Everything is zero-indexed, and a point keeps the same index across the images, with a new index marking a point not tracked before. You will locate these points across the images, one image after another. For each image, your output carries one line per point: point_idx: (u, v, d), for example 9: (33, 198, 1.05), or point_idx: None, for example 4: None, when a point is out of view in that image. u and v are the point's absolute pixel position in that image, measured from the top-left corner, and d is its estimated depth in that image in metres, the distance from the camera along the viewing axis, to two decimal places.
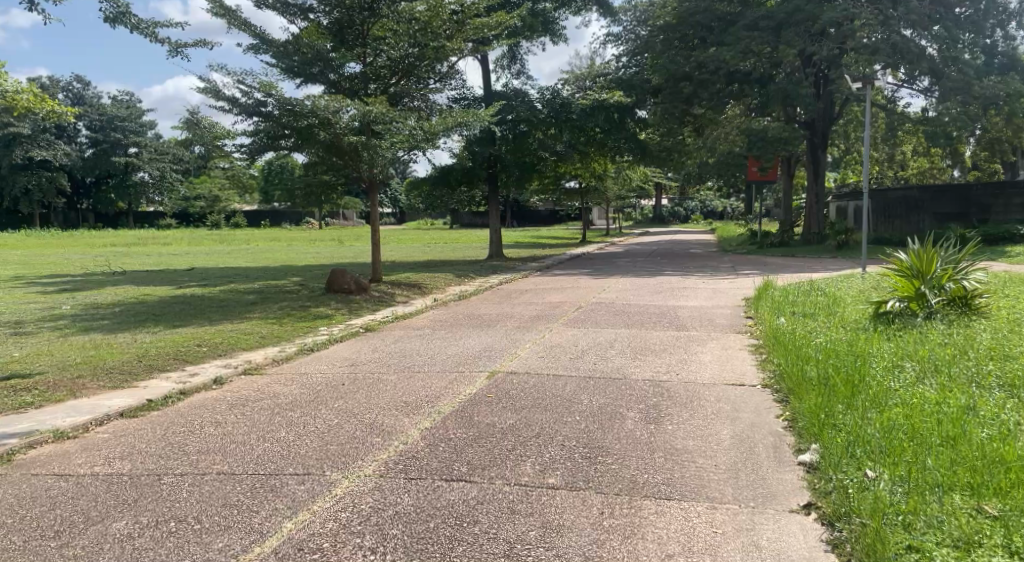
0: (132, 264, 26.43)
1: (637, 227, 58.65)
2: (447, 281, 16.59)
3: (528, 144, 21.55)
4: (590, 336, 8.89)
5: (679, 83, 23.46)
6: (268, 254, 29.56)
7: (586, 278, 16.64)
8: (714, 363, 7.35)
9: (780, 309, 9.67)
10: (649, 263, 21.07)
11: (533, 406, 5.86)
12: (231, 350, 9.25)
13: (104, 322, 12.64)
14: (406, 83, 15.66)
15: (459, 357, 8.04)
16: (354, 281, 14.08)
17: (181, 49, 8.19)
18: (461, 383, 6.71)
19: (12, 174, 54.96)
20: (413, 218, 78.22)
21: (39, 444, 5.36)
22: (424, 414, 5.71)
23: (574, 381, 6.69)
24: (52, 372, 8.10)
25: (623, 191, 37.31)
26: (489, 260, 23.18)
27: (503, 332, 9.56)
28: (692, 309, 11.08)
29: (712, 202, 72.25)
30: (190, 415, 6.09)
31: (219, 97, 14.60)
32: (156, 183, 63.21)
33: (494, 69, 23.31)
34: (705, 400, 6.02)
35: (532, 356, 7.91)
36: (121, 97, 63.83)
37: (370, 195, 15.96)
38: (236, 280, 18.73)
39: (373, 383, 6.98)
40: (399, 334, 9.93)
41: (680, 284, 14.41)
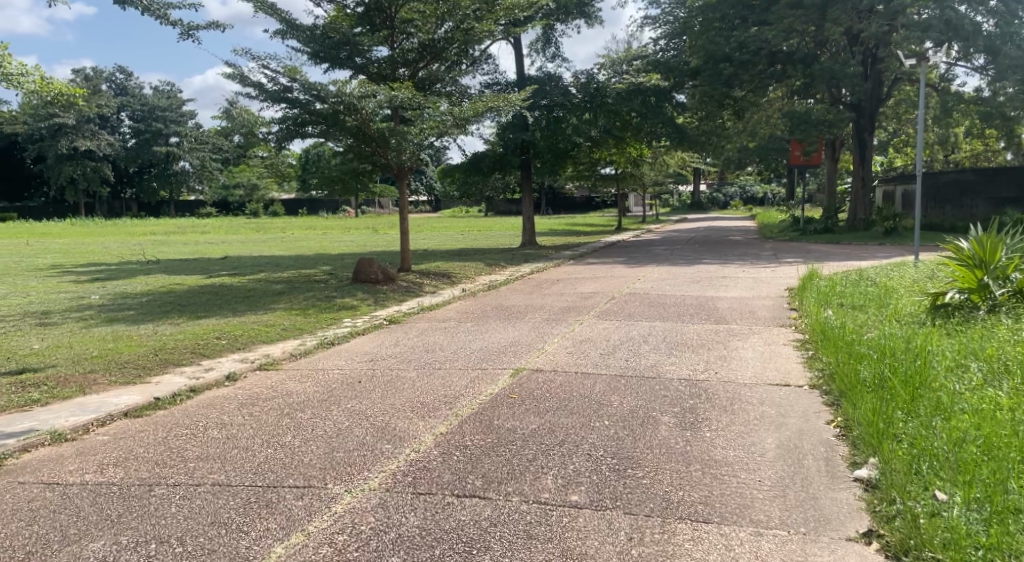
0: (168, 253, 26.53)
1: (675, 213, 57.56)
2: (477, 270, 16.16)
3: (563, 130, 20.92)
4: (623, 331, 8.39)
5: (719, 65, 22.31)
6: (302, 242, 29.44)
7: (620, 267, 16.12)
8: (756, 360, 6.81)
9: (826, 301, 9.04)
10: (687, 250, 20.42)
11: (559, 409, 5.41)
12: (251, 343, 8.95)
13: (128, 313, 12.48)
14: (437, 67, 15.21)
15: (483, 352, 7.60)
16: (382, 271, 13.75)
17: (193, 31, 7.84)
18: (483, 382, 6.28)
19: (58, 164, 56.10)
20: (448, 206, 77.87)
21: (34, 447, 5.07)
22: (441, 417, 5.30)
23: (603, 380, 6.23)
24: (65, 365, 7.86)
25: (660, 177, 36.51)
26: (521, 247, 22.73)
27: (532, 325, 9.11)
28: (732, 300, 10.52)
29: (753, 188, 70.60)
30: (197, 415, 5.76)
31: (247, 84, 14.33)
32: (197, 172, 63.65)
33: (529, 53, 22.80)
34: (747, 403, 5.50)
35: (560, 352, 7.45)
36: (162, 87, 64.59)
37: (399, 183, 15.54)
38: (267, 269, 18.50)
39: (391, 381, 6.58)
40: (424, 327, 9.54)
41: (719, 274, 13.79)
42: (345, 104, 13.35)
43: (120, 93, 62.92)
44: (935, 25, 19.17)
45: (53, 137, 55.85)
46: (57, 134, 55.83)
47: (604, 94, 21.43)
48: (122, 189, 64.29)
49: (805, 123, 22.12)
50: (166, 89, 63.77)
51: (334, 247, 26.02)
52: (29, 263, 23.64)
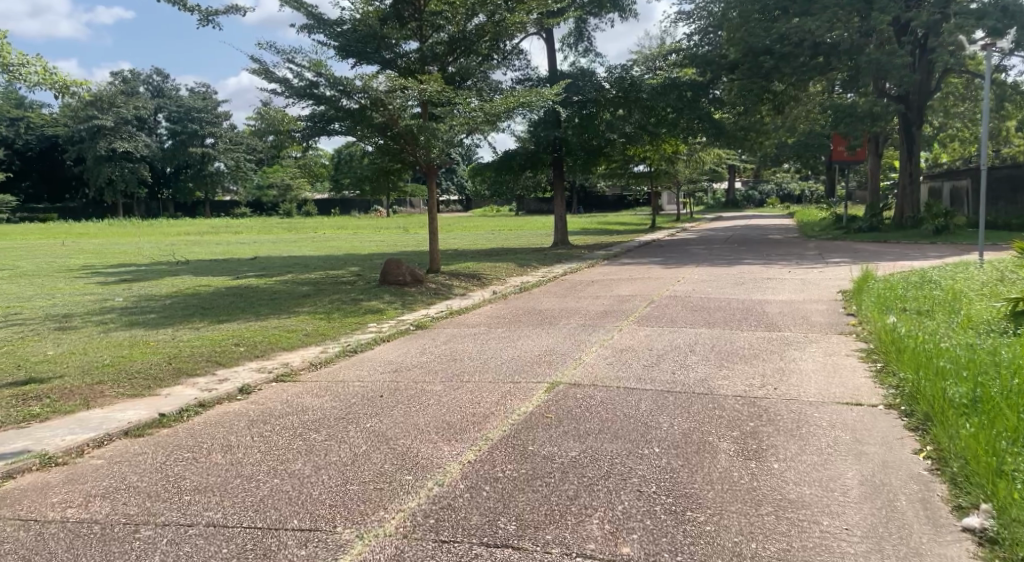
0: (198, 254, 26.33)
1: (709, 212, 56.53)
2: (509, 271, 15.63)
3: (596, 126, 20.40)
4: (666, 339, 7.74)
5: (759, 58, 21.50)
6: (332, 241, 29.17)
7: (657, 267, 15.44)
8: (819, 374, 6.11)
9: (889, 306, 8.27)
10: (727, 250, 19.67)
11: (601, 432, 4.79)
12: (270, 351, 8.44)
13: (150, 316, 12.11)
14: (467, 60, 14.63)
15: (515, 363, 6.99)
16: (410, 273, 13.23)
17: (213, 17, 7.37)
18: (515, 398, 5.68)
19: (98, 165, 56.74)
20: (479, 205, 77.64)
21: (22, 472, 4.60)
22: (469, 441, 4.72)
23: (648, 397, 5.59)
24: (73, 376, 7.42)
25: (695, 175, 35.68)
26: (553, 247, 22.13)
27: (567, 332, 8.50)
28: (782, 303, 9.81)
29: (788, 186, 69.25)
30: (203, 435, 5.25)
31: (273, 80, 13.90)
32: (231, 172, 63.88)
33: (561, 48, 22.18)
34: (816, 426, 4.82)
35: (599, 363, 6.81)
36: (199, 89, 65.06)
37: (428, 180, 14.92)
38: (295, 270, 18.14)
39: (415, 396, 6.01)
40: (452, 333, 8.96)
41: (763, 275, 13.05)
42: (373, 99, 12.85)
43: (157, 95, 63.37)
44: (990, 13, 18.33)
45: (93, 139, 56.54)
46: (97, 136, 56.46)
47: (640, 88, 20.70)
48: (158, 190, 64.96)
49: (850, 117, 21.14)
50: (202, 91, 64.18)
51: (364, 247, 25.63)
52: (61, 265, 23.53)
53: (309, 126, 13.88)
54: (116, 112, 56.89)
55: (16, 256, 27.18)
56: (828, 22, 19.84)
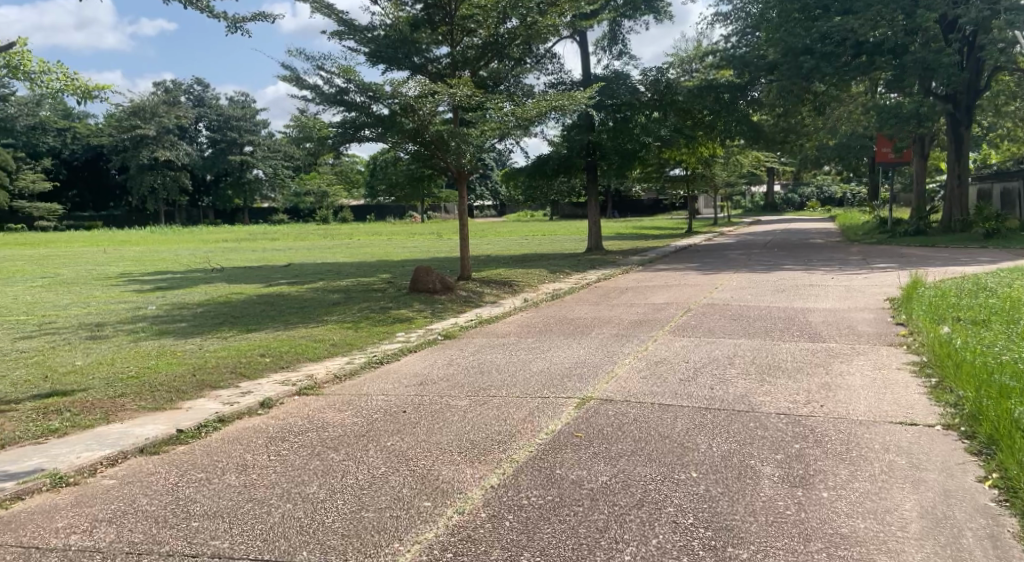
0: (235, 261, 26.52)
1: (748, 216, 55.56)
2: (541, 277, 15.35)
3: (630, 129, 19.91)
4: (704, 350, 7.39)
5: (798, 57, 20.54)
6: (366, 248, 29.21)
7: (694, 272, 15.05)
8: (868, 391, 5.72)
9: (941, 316, 7.82)
10: (766, 254, 19.14)
11: (633, 454, 4.48)
12: (295, 362, 8.27)
13: (181, 325, 12.05)
14: (498, 64, 14.40)
15: (545, 376, 6.70)
16: (439, 280, 13.00)
17: (240, 25, 7.23)
18: (543, 415, 5.40)
19: (141, 173, 57.80)
20: (514, 210, 77.53)
21: (31, 493, 4.44)
22: (493, 463, 4.45)
23: (685, 415, 5.27)
24: (97, 388, 7.31)
25: (732, 178, 35.06)
26: (587, 252, 21.79)
27: (600, 342, 8.20)
28: (825, 312, 9.37)
29: (829, 188, 67.88)
30: (220, 454, 5.06)
31: (303, 87, 13.82)
32: (269, 180, 64.64)
33: (594, 51, 21.87)
34: (869, 449, 4.45)
35: (632, 376, 6.48)
36: (238, 97, 65.91)
37: (459, 186, 14.68)
38: (329, 277, 18.07)
39: (438, 412, 5.76)
40: (481, 343, 8.72)
41: (805, 281, 12.60)
42: (403, 105, 12.66)
43: (198, 104, 64.29)
44: None
45: (136, 148, 57.65)
46: (139, 145, 57.85)
47: (675, 91, 20.52)
48: (199, 197, 66.01)
49: (895, 118, 20.46)
50: (242, 100, 64.93)
51: (398, 254, 25.58)
52: (100, 272, 23.82)
53: (338, 133, 13.51)
54: (159, 121, 57.93)
55: (58, 263, 27.66)
56: (871, 21, 19.34)
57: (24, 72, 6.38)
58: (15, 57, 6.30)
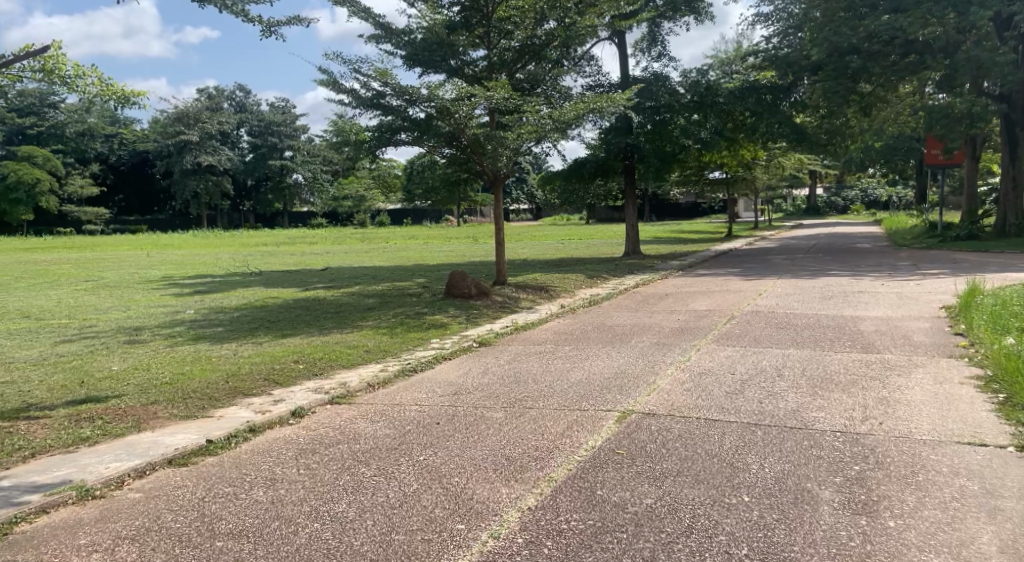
0: (273, 265, 26.67)
1: (790, 220, 54.48)
2: (579, 282, 15.09)
3: (670, 132, 19.59)
4: (750, 360, 7.08)
5: (844, 58, 20.26)
6: (402, 252, 29.19)
7: (737, 278, 14.67)
8: (930, 407, 5.36)
9: (1005, 327, 7.41)
10: (811, 260, 18.60)
11: (680, 474, 4.22)
12: (328, 369, 8.12)
13: (217, 330, 12.04)
14: (536, 66, 14.19)
15: (583, 388, 6.43)
16: (475, 285, 12.81)
17: (274, 28, 7.10)
18: (582, 430, 5.15)
19: (184, 178, 58.79)
20: (550, 214, 77.24)
21: (57, 507, 4.33)
22: (531, 482, 4.22)
23: (733, 431, 4.98)
24: (130, 395, 7.25)
25: (774, 181, 34.35)
26: (625, 257, 21.47)
27: (640, 351, 7.93)
28: (877, 320, 8.97)
29: (874, 190, 66.28)
30: (248, 466, 4.91)
31: (340, 91, 13.74)
32: (308, 185, 65.19)
33: (633, 52, 21.54)
34: (937, 472, 4.13)
35: (675, 389, 6.20)
36: (278, 103, 66.67)
37: (495, 190, 14.47)
38: (364, 281, 18.01)
39: (473, 424, 5.55)
40: (517, 351, 8.48)
41: (854, 287, 12.16)
42: (440, 108, 12.50)
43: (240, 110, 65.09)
44: None
45: (179, 153, 58.69)
46: (183, 151, 58.92)
47: (716, 93, 20.12)
48: (240, 202, 66.93)
49: (946, 118, 19.77)
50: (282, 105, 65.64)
51: (434, 258, 25.47)
52: (141, 276, 24.08)
53: (375, 137, 13.39)
54: (201, 127, 58.87)
55: (103, 266, 28.10)
56: (921, 19, 18.35)
57: (58, 75, 6.21)
58: (49, 61, 6.13)
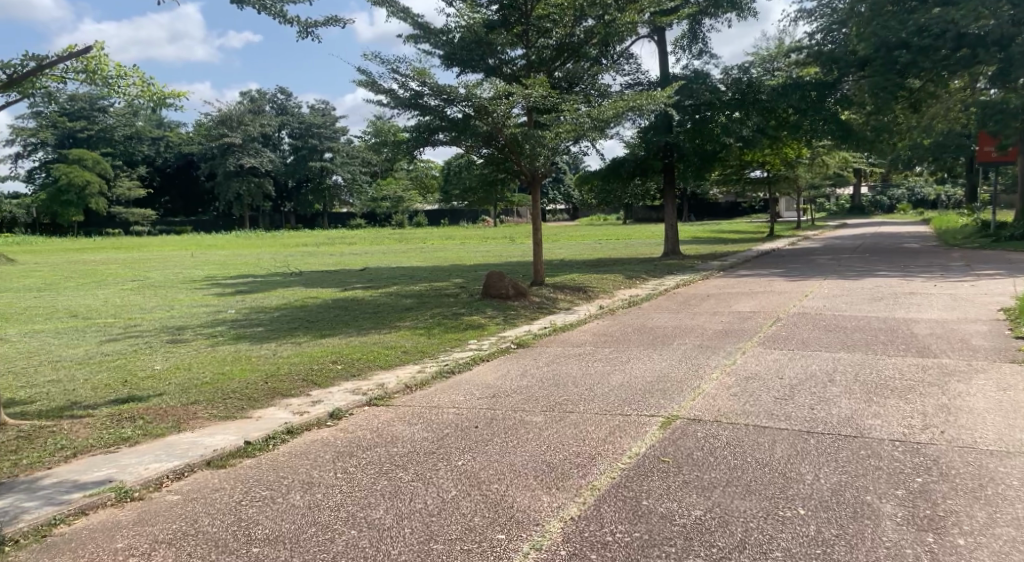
0: (312, 264, 26.96)
1: (834, 219, 53.34)
2: (617, 283, 14.90)
3: (711, 130, 19.32)
4: (798, 364, 6.87)
5: (893, 52, 19.51)
6: (439, 252, 29.20)
7: (780, 279, 14.34)
8: (994, 415, 5.11)
9: None
10: (857, 260, 18.13)
11: (731, 486, 4.11)
12: (366, 370, 8.08)
13: (258, 330, 12.12)
14: (575, 64, 14.06)
15: (625, 392, 6.27)
16: (513, 286, 12.71)
17: (312, 29, 7.08)
18: (625, 436, 5.00)
19: (227, 180, 59.80)
20: (587, 214, 76.89)
21: (95, 509, 4.31)
22: (574, 490, 4.11)
23: (785, 439, 4.85)
24: (170, 395, 7.27)
25: (817, 179, 33.66)
26: (665, 257, 21.19)
27: (682, 353, 7.74)
28: (931, 323, 8.65)
29: (921, 189, 64.69)
30: (286, 469, 4.85)
31: (378, 92, 13.73)
32: (348, 186, 65.72)
33: (673, 50, 21.26)
34: (1006, 486, 3.94)
35: (721, 394, 6.01)
36: (319, 105, 67.34)
37: (533, 190, 14.33)
38: (402, 282, 18.04)
39: (513, 428, 5.43)
40: (556, 353, 8.35)
41: (904, 288, 11.78)
42: (478, 107, 12.41)
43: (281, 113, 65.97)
44: None
45: (223, 155, 59.86)
46: (226, 153, 60.00)
47: (758, 90, 19.86)
48: (281, 203, 67.80)
49: (1000, 114, 19.11)
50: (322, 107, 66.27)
51: (472, 258, 25.44)
52: (184, 276, 24.44)
53: (413, 137, 13.35)
54: (244, 130, 59.78)
55: (147, 267, 28.61)
56: (974, 11, 17.90)
57: (100, 76, 6.25)
58: (92, 61, 6.18)
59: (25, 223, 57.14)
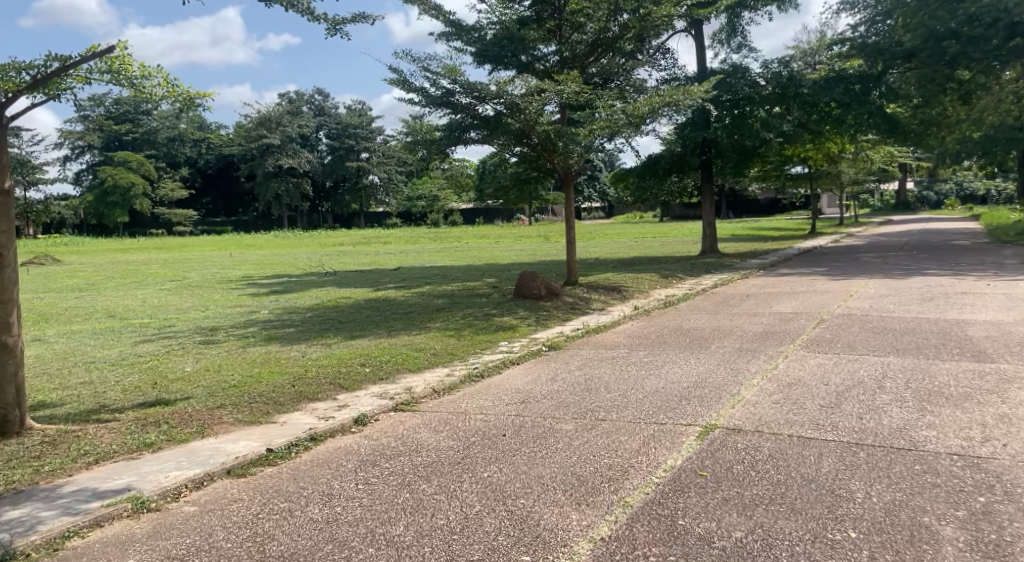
0: (348, 264, 27.04)
1: (878, 215, 52.01)
2: (653, 282, 14.59)
3: (750, 125, 18.88)
4: (845, 370, 6.54)
5: (941, 42, 18.74)
6: (474, 251, 29.02)
7: (824, 278, 13.88)
8: None
9: None
10: (905, 258, 17.52)
11: (775, 504, 3.86)
12: (395, 373, 7.92)
13: (289, 330, 12.05)
14: (609, 58, 13.80)
15: (660, 398, 5.99)
16: (545, 286, 12.46)
17: (340, 26, 6.93)
18: (660, 448, 4.74)
19: (266, 180, 60.62)
20: (623, 212, 76.22)
21: (110, 521, 4.17)
22: (605, 507, 3.88)
23: (832, 452, 4.58)
24: (198, 399, 7.18)
25: (861, 175, 32.80)
26: (702, 255, 20.76)
27: (721, 357, 7.44)
28: (987, 325, 8.22)
29: (970, 183, 62.85)
30: (307, 479, 4.68)
31: (410, 90, 13.59)
32: (384, 185, 66.03)
33: (711, 44, 20.82)
34: None
35: (762, 401, 5.71)
36: (355, 105, 67.74)
37: (567, 188, 14.07)
38: (435, 281, 17.92)
39: (542, 437, 5.20)
40: (589, 356, 8.10)
41: (956, 288, 11.28)
42: (509, 105, 12.20)
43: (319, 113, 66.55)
44: None
45: (262, 156, 60.64)
46: (265, 153, 60.74)
47: (799, 83, 19.21)
48: (319, 203, 68.42)
49: None
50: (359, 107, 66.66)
51: (506, 257, 25.26)
52: (222, 275, 24.67)
53: (444, 136, 13.16)
54: (282, 131, 60.36)
55: (187, 267, 28.97)
56: None
57: (124, 77, 6.14)
58: (115, 61, 6.06)
59: (73, 224, 58.56)
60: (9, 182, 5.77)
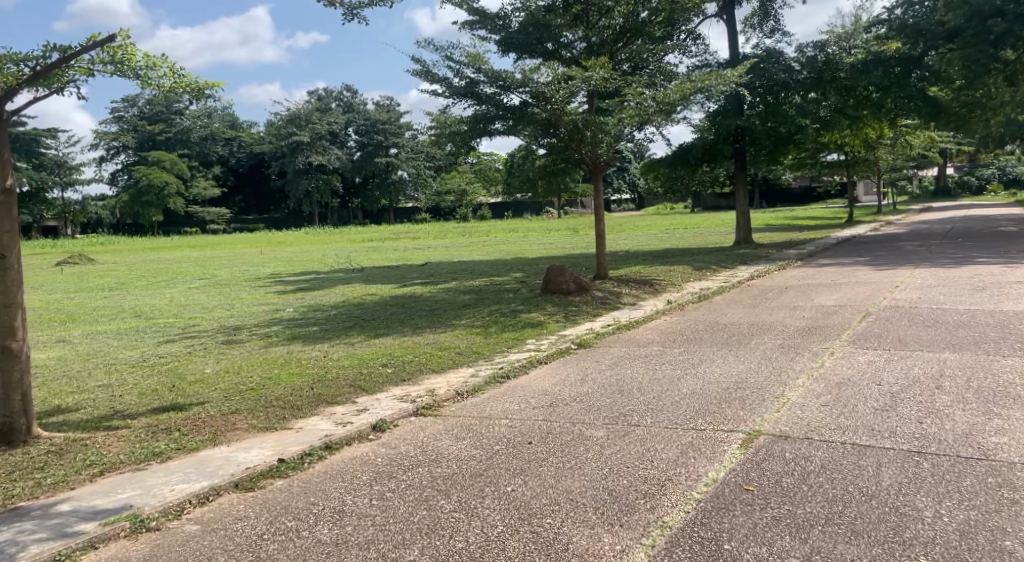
0: (376, 260, 26.82)
1: (918, 202, 50.61)
2: (685, 275, 14.12)
3: (785, 111, 18.24)
4: (898, 369, 6.06)
5: (987, 21, 17.91)
6: (502, 246, 28.57)
7: (867, 268, 13.29)
8: None
9: None
10: (950, 246, 16.78)
11: (833, 526, 3.43)
12: (418, 373, 7.59)
13: (312, 329, 11.80)
14: (638, 44, 13.27)
15: (698, 401, 5.59)
16: (573, 281, 12.01)
17: (356, 10, 6.60)
18: (701, 458, 4.34)
19: (296, 178, 60.80)
20: (653, 203, 75.43)
21: (106, 542, 3.89)
22: (643, 530, 3.49)
23: (892, 463, 4.13)
24: (214, 403, 6.92)
25: (899, 161, 31.82)
26: (736, 246, 20.19)
27: (761, 355, 6.99)
28: None
29: (1013, 167, 61.06)
30: (317, 494, 4.35)
31: (433, 81, 13.24)
32: (413, 180, 65.93)
33: (744, 28, 20.20)
34: None
35: (810, 404, 5.28)
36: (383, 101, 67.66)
37: (595, 179, 13.62)
38: (461, 277, 17.58)
39: (571, 445, 4.82)
40: (621, 355, 7.69)
41: (1010, 277, 10.66)
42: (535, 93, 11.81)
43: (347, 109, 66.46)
44: None
45: (292, 153, 60.51)
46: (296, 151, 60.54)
47: (836, 67, 18.71)
48: (349, 199, 68.63)
49: None
50: (387, 103, 66.53)
51: (534, 251, 24.86)
52: (251, 273, 24.57)
53: (470, 128, 12.63)
54: (312, 128, 60.46)
55: (217, 265, 29.00)
56: None
57: (129, 68, 5.86)
58: (119, 51, 5.79)
59: (109, 224, 59.40)
60: (11, 179, 5.48)
